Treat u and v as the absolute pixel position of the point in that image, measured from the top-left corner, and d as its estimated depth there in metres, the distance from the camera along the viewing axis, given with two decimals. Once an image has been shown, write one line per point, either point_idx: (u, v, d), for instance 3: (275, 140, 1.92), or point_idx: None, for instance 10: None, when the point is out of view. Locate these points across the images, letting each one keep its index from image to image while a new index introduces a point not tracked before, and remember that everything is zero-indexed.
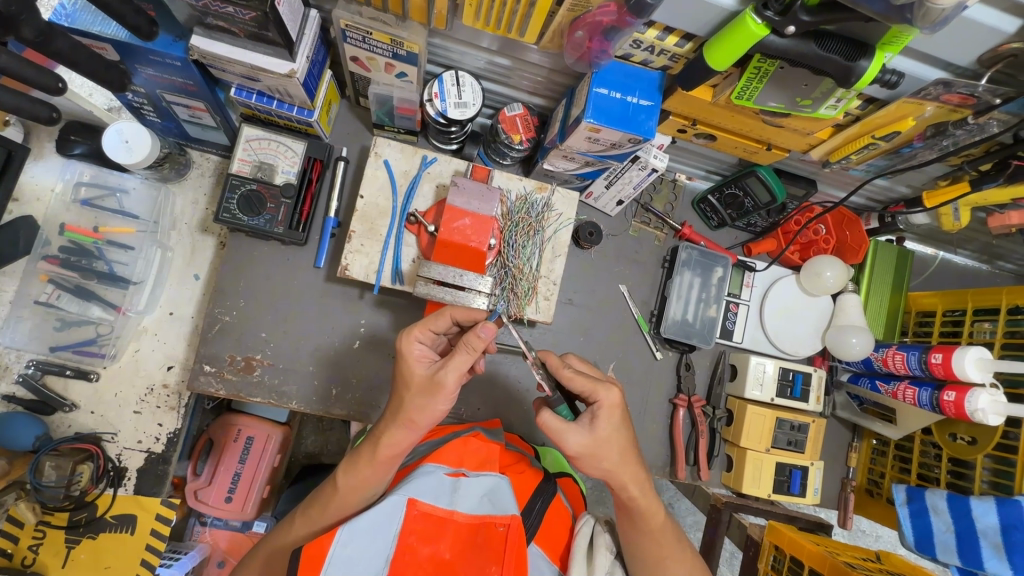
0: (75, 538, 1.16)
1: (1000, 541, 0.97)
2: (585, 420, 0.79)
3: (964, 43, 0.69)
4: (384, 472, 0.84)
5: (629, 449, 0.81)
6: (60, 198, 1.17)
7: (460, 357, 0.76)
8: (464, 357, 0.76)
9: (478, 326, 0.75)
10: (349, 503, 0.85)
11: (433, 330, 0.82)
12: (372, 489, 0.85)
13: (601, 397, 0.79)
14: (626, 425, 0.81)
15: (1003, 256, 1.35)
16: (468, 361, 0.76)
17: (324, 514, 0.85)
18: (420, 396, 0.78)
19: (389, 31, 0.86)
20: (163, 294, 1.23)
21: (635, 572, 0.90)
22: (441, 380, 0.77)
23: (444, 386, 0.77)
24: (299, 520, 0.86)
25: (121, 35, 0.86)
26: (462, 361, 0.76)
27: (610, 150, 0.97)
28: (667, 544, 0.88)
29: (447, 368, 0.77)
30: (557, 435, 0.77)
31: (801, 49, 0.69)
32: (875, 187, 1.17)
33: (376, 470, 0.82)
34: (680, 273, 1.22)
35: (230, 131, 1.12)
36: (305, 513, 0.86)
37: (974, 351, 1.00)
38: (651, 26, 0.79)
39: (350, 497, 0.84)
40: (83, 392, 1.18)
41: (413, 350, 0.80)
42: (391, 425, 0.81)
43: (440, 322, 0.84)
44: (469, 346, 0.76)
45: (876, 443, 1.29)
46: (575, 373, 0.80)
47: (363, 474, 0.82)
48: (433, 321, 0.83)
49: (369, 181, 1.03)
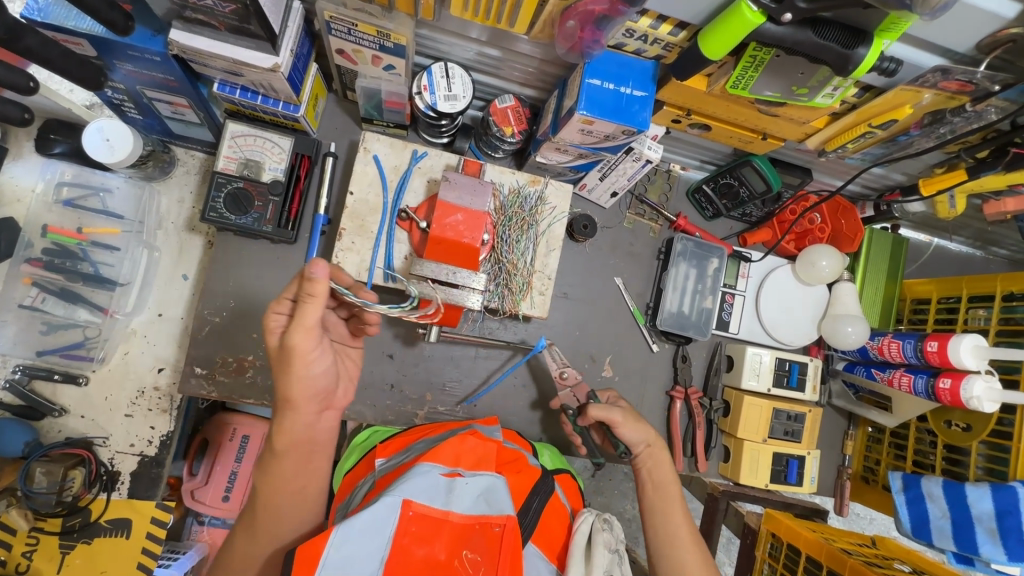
0: (69, 543, 1.15)
1: (994, 527, 0.98)
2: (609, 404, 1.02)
3: (965, 29, 0.68)
4: (307, 460, 0.83)
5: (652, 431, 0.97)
6: (41, 198, 1.14)
7: (306, 310, 0.71)
8: (311, 308, 0.71)
9: (308, 267, 0.68)
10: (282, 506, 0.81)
11: (288, 299, 0.76)
12: (301, 480, 0.83)
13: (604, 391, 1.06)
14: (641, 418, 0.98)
15: (997, 241, 1.34)
16: (315, 312, 0.71)
17: (267, 524, 0.80)
18: (283, 365, 0.75)
19: (375, 22, 0.84)
20: (152, 295, 1.21)
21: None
22: (291, 343, 0.72)
23: (295, 349, 0.72)
24: (241, 533, 0.81)
25: (97, 30, 0.83)
26: (307, 313, 0.71)
27: (603, 142, 0.95)
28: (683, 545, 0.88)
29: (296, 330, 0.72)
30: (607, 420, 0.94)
31: (797, 36, 0.67)
32: (871, 175, 1.15)
33: (286, 459, 0.81)
34: (675, 264, 1.21)
35: (214, 128, 1.10)
36: (242, 523, 0.82)
37: (970, 339, 1.00)
38: (644, 14, 0.77)
39: (286, 497, 0.81)
40: (71, 396, 1.16)
41: (269, 321, 0.76)
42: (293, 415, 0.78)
43: (293, 286, 0.76)
44: (311, 295, 0.70)
45: (871, 431, 1.29)
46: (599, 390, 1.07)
47: (271, 469, 0.80)
48: (285, 289, 0.76)
49: (359, 177, 1.01)
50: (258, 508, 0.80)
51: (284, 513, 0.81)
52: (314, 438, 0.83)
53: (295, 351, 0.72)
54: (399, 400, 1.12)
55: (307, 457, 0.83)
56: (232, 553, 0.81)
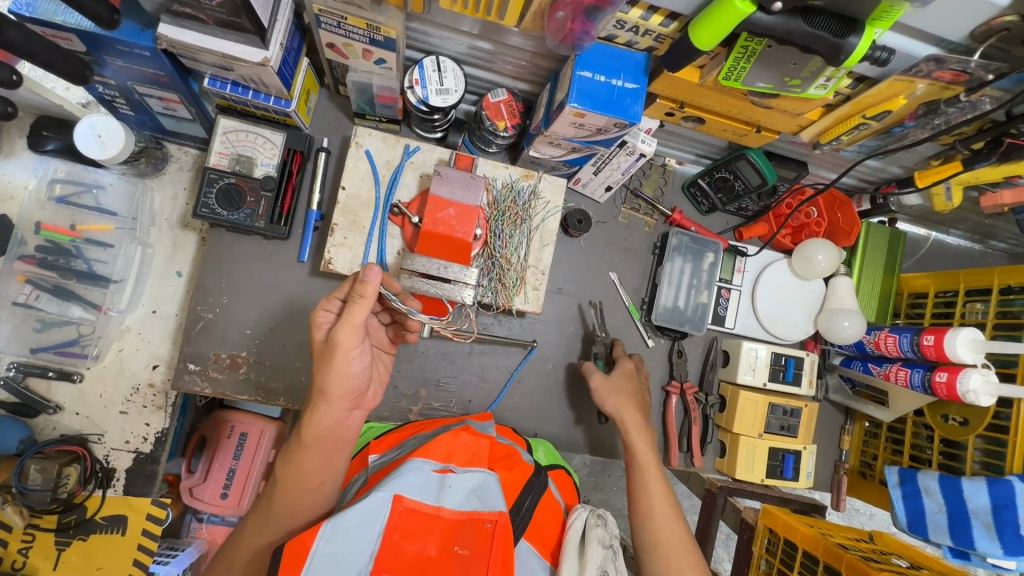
0: (64, 540, 1.15)
1: (991, 521, 0.97)
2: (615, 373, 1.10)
3: (958, 17, 0.67)
4: (331, 456, 0.80)
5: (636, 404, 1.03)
6: (34, 195, 1.13)
7: (354, 309, 0.74)
8: (358, 307, 0.74)
9: (364, 272, 0.74)
10: (296, 504, 0.79)
11: (338, 297, 0.80)
12: (321, 477, 0.80)
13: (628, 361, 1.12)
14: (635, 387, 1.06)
15: (996, 235, 1.33)
16: (362, 311, 0.74)
17: (281, 515, 0.79)
18: (323, 360, 0.77)
19: (365, 15, 0.83)
20: (145, 292, 1.21)
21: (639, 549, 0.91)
22: (335, 338, 0.75)
23: (339, 345, 0.75)
24: (253, 522, 0.81)
25: (85, 25, 0.82)
26: (354, 312, 0.74)
27: (596, 135, 0.94)
28: (668, 521, 0.91)
29: (341, 326, 0.75)
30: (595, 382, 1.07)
31: (787, 26, 0.66)
32: (867, 168, 1.15)
33: (310, 453, 0.78)
34: (670, 259, 1.21)
35: (207, 123, 1.09)
36: (257, 511, 0.81)
37: (966, 332, 1.00)
38: (634, 5, 0.76)
39: (301, 494, 0.79)
40: (65, 393, 1.16)
41: (316, 318, 0.80)
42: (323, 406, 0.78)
43: (344, 287, 0.80)
44: (360, 295, 0.74)
45: (868, 426, 1.28)
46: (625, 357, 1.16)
47: (294, 459, 0.78)
48: (337, 287, 0.81)
49: (351, 172, 1.01)
50: (275, 499, 0.79)
51: (298, 507, 0.79)
52: (340, 435, 0.80)
53: (338, 346, 0.75)
54: (393, 396, 1.11)
55: (334, 453, 0.80)
56: (241, 540, 0.81)
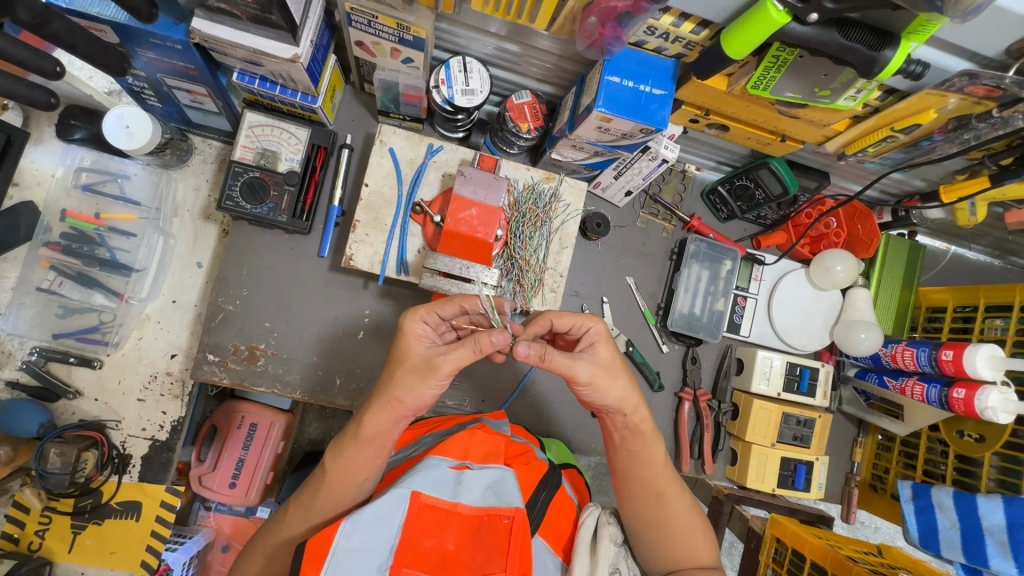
0: (80, 524, 1.17)
1: (1005, 539, 0.96)
2: (586, 352, 0.81)
3: (995, 33, 0.66)
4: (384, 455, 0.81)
5: (621, 389, 0.81)
6: (61, 182, 1.15)
7: (463, 353, 0.75)
8: (468, 351, 0.75)
9: (493, 334, 0.73)
10: (330, 504, 0.81)
11: (438, 312, 0.79)
12: (370, 475, 0.81)
13: (591, 326, 0.83)
14: (607, 382, 0.80)
15: (1016, 251, 1.32)
16: (467, 356, 0.75)
17: (313, 509, 0.81)
18: (415, 373, 0.77)
19: (395, 15, 0.84)
20: (166, 282, 1.22)
21: (631, 526, 0.90)
22: (438, 363, 0.76)
23: (436, 368, 0.76)
24: (292, 510, 0.82)
25: (121, 17, 0.83)
26: (463, 356, 0.75)
27: (620, 140, 0.95)
28: (663, 496, 0.87)
29: (448, 356, 0.76)
30: (565, 367, 0.77)
31: (822, 37, 0.66)
32: (890, 180, 1.14)
33: (365, 449, 0.79)
34: (688, 265, 1.21)
35: (233, 118, 1.11)
36: (301, 501, 0.83)
37: (987, 348, 0.99)
38: (666, 12, 0.76)
39: (334, 490, 0.80)
40: (85, 378, 1.17)
41: (415, 329, 0.78)
42: (380, 407, 0.79)
43: (447, 305, 0.80)
44: (477, 345, 0.74)
45: (881, 439, 1.28)
46: (565, 313, 0.83)
47: (350, 454, 0.79)
48: (441, 304, 0.80)
49: (374, 169, 1.01)
50: (321, 491, 0.80)
51: (341, 498, 0.81)
52: (395, 432, 0.80)
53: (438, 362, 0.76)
54: None
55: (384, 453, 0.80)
56: (282, 524, 0.82)
